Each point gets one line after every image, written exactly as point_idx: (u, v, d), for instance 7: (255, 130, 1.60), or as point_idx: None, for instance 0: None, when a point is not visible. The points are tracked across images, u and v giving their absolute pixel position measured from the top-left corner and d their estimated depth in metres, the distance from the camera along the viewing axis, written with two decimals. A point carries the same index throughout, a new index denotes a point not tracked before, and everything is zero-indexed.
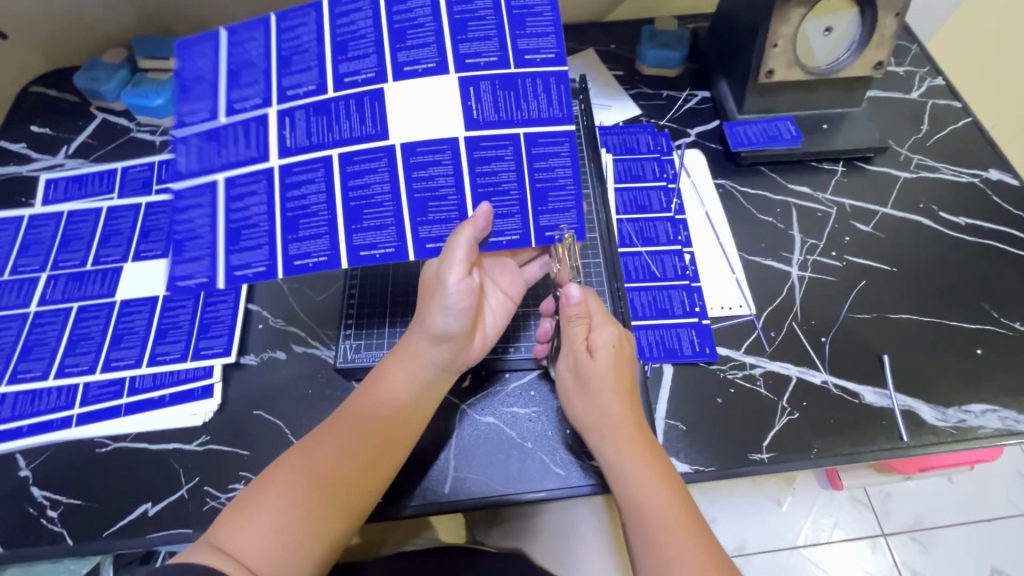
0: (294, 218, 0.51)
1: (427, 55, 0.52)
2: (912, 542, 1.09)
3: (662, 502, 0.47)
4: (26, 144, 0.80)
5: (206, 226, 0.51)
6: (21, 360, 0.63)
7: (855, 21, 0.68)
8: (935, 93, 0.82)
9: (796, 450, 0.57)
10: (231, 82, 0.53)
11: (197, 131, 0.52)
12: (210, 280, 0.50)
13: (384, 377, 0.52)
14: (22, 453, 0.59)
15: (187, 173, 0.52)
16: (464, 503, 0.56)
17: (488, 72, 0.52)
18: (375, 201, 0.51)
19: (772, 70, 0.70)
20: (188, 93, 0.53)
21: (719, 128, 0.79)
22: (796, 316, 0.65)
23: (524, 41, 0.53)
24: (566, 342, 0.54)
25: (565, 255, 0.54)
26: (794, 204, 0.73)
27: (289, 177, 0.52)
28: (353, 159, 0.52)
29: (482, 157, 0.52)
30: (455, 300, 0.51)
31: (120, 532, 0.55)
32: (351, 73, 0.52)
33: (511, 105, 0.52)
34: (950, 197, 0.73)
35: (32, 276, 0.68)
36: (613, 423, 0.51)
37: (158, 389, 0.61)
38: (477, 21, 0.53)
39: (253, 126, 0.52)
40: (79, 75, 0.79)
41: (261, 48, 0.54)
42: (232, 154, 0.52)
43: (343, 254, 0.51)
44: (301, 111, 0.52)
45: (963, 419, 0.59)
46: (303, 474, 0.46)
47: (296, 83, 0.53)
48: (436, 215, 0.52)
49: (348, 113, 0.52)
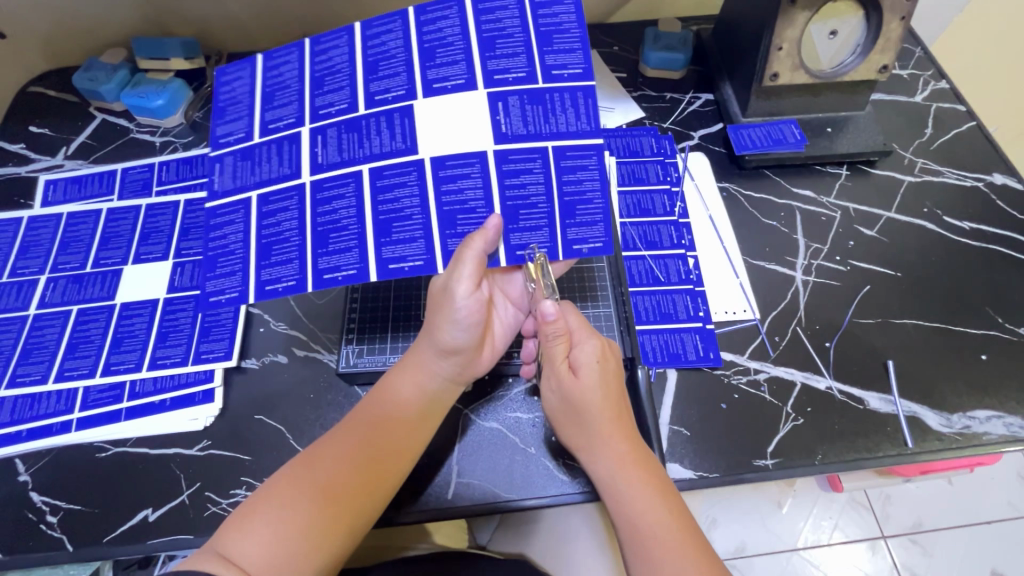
0: (325, 233, 0.51)
1: (457, 72, 0.52)
2: (912, 544, 1.09)
3: (659, 519, 0.47)
4: (25, 144, 0.79)
5: (237, 241, 0.52)
6: (20, 363, 0.62)
7: (861, 23, 0.67)
8: (939, 96, 0.82)
9: (800, 456, 0.57)
10: (265, 104, 0.55)
11: (232, 150, 0.54)
12: (242, 294, 0.51)
13: (390, 388, 0.52)
14: (21, 458, 0.58)
15: (224, 192, 0.53)
16: (467, 509, 0.56)
17: (516, 87, 0.52)
18: (405, 215, 0.51)
19: (777, 73, 0.70)
20: (226, 117, 0.55)
21: (722, 131, 0.79)
22: (800, 321, 0.65)
23: (551, 57, 0.52)
24: (548, 364, 0.53)
25: (542, 275, 0.52)
26: (798, 208, 0.73)
27: (321, 193, 0.52)
28: (383, 174, 0.51)
29: (511, 169, 0.51)
30: (464, 314, 0.50)
31: (119, 538, 0.54)
32: (381, 91, 0.53)
33: (539, 118, 0.52)
34: (955, 201, 0.73)
35: (32, 278, 0.68)
36: (604, 441, 0.51)
37: (158, 394, 0.60)
38: (505, 39, 0.53)
39: (286, 144, 0.53)
40: (78, 75, 0.78)
41: (295, 72, 0.55)
42: (265, 173, 0.53)
43: (372, 267, 0.50)
44: (332, 128, 0.53)
45: (968, 425, 0.59)
46: (307, 482, 0.46)
47: (328, 103, 0.54)
48: (464, 227, 0.51)
49: (378, 129, 0.52)
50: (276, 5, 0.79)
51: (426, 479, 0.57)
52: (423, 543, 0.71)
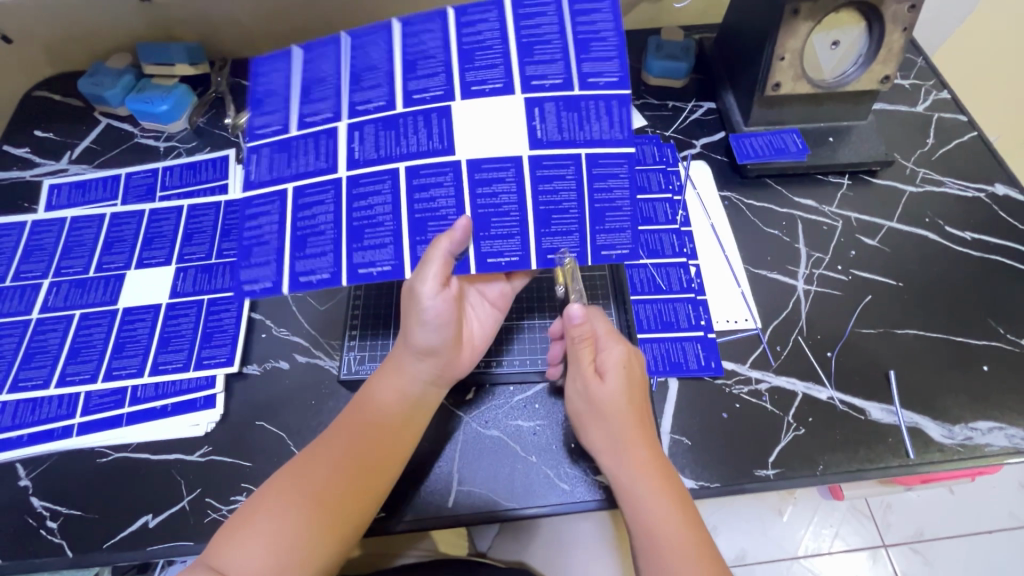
0: (360, 228, 0.51)
1: (494, 76, 0.52)
2: (913, 554, 1.09)
3: (672, 527, 0.47)
4: (30, 148, 0.80)
5: (272, 232, 0.52)
6: (22, 367, 0.62)
7: (862, 35, 0.68)
8: (941, 106, 0.82)
9: (802, 467, 0.57)
10: (303, 96, 0.54)
11: (269, 142, 0.54)
12: (275, 285, 0.51)
13: (371, 392, 0.52)
14: (21, 462, 0.58)
15: (259, 182, 0.53)
16: (468, 517, 0.55)
17: (552, 93, 0.52)
18: (440, 215, 0.51)
19: (779, 83, 0.70)
20: (263, 108, 0.54)
21: (724, 139, 0.79)
22: (801, 331, 0.65)
23: (588, 64, 0.52)
24: (574, 365, 0.54)
25: (569, 278, 0.54)
26: (800, 217, 0.73)
27: (356, 188, 0.52)
28: (420, 172, 0.51)
29: (544, 175, 0.51)
30: (433, 314, 0.50)
31: (119, 545, 0.54)
32: (419, 90, 0.52)
33: (574, 125, 0.52)
34: (956, 211, 0.73)
35: (35, 282, 0.68)
36: (625, 446, 0.51)
37: (160, 399, 0.61)
38: (542, 44, 0.53)
39: (323, 138, 0.53)
40: (83, 80, 0.79)
41: (333, 69, 0.55)
42: (303, 165, 0.53)
43: (408, 264, 0.50)
44: (370, 125, 0.53)
45: (970, 436, 0.59)
46: (299, 490, 0.46)
47: (366, 99, 0.53)
48: (498, 230, 0.51)
49: (416, 128, 0.52)
50: (282, 11, 0.79)
51: (426, 486, 0.57)
52: (421, 550, 0.71)
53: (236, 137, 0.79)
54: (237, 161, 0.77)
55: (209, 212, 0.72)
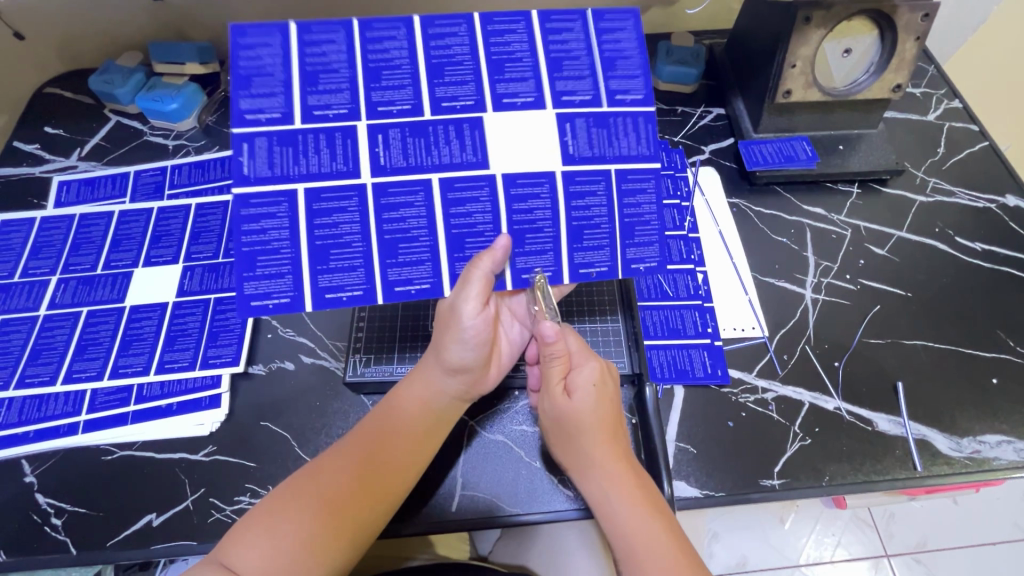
0: (393, 242, 0.50)
1: (525, 89, 0.52)
2: (915, 564, 1.08)
3: (648, 534, 0.47)
4: (40, 145, 0.80)
5: (282, 238, 0.49)
6: (28, 364, 0.63)
7: (875, 43, 0.68)
8: (952, 116, 0.81)
9: (807, 477, 0.57)
10: (307, 84, 0.49)
11: (265, 131, 0.48)
12: (295, 299, 0.49)
13: (397, 401, 0.53)
14: (27, 459, 0.58)
15: (258, 179, 0.48)
16: (471, 521, 0.55)
17: (582, 110, 0.52)
18: (477, 230, 0.52)
19: (790, 90, 0.70)
20: (253, 89, 0.48)
21: (733, 146, 0.79)
22: (809, 340, 0.65)
23: (615, 82, 0.53)
24: (545, 385, 0.54)
25: (544, 296, 0.53)
26: (809, 225, 0.73)
27: (385, 198, 0.50)
28: (454, 186, 0.51)
29: (577, 191, 0.52)
30: (471, 333, 0.51)
31: (123, 543, 0.54)
32: (448, 98, 0.51)
33: (603, 142, 0.53)
34: (966, 221, 0.73)
35: (43, 279, 0.68)
36: (597, 459, 0.51)
37: (165, 398, 0.60)
38: (572, 60, 0.53)
39: (339, 138, 0.49)
40: (94, 78, 0.79)
41: (344, 56, 0.50)
42: (314, 165, 0.49)
43: (445, 282, 0.51)
44: (395, 129, 0.50)
45: (978, 449, 0.58)
46: (317, 489, 0.46)
47: (388, 99, 0.50)
48: (533, 245, 0.53)
49: (447, 139, 0.51)
50: (292, 11, 0.79)
51: (430, 489, 0.57)
52: (421, 552, 0.71)
53: None
54: None
55: (216, 211, 0.72)
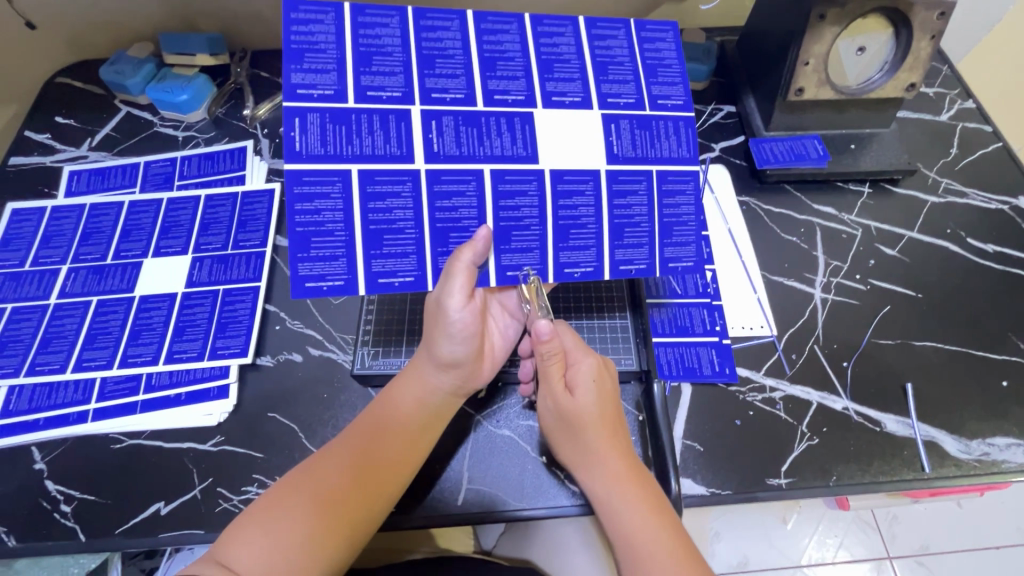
0: (445, 231, 0.51)
1: (573, 89, 0.53)
2: (918, 566, 1.08)
3: (652, 532, 0.47)
4: (51, 134, 0.80)
5: (335, 220, 0.48)
6: (39, 352, 0.63)
7: (890, 40, 0.67)
8: (966, 116, 0.81)
9: (814, 477, 0.57)
10: (360, 64, 0.49)
11: (317, 107, 0.47)
12: (348, 282, 0.49)
13: (390, 400, 0.53)
14: (37, 446, 0.59)
15: (312, 157, 0.47)
16: (477, 516, 0.55)
17: (626, 112, 0.54)
18: (524, 224, 0.52)
19: (802, 88, 0.69)
20: (305, 63, 0.48)
21: (744, 144, 0.78)
22: (818, 340, 0.64)
23: (657, 87, 0.55)
24: (544, 383, 0.54)
25: (536, 296, 0.53)
26: (819, 224, 0.72)
27: (437, 185, 0.50)
28: (505, 178, 0.51)
29: (620, 190, 0.54)
30: (459, 327, 0.51)
31: (131, 530, 0.55)
32: (501, 91, 0.52)
33: (646, 143, 0.54)
34: (978, 223, 0.72)
35: (53, 268, 0.69)
36: (599, 455, 0.51)
37: (174, 387, 0.61)
38: (616, 66, 0.55)
39: (393, 120, 0.49)
40: (105, 68, 0.79)
41: (398, 40, 0.50)
42: (367, 146, 0.48)
43: (492, 273, 0.52)
44: (449, 117, 0.50)
45: (987, 452, 0.58)
46: (311, 487, 0.47)
47: (442, 87, 0.50)
48: (576, 241, 0.53)
49: (499, 131, 0.51)
50: None
51: (436, 484, 0.57)
52: (422, 546, 0.71)
53: (253, 128, 0.79)
54: (255, 152, 0.77)
55: (226, 202, 0.73)
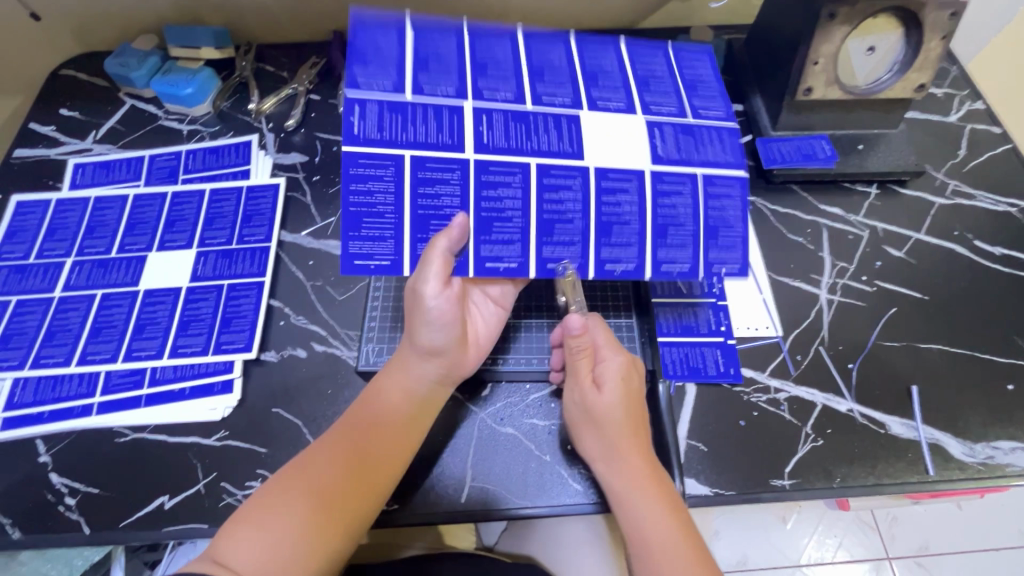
0: (489, 219, 0.51)
1: (564, 93, 0.54)
2: (917, 567, 1.08)
3: (665, 531, 0.47)
4: (55, 127, 0.80)
5: (386, 202, 0.49)
6: (43, 345, 0.63)
7: (900, 40, 0.66)
8: (974, 117, 0.80)
9: (818, 479, 0.57)
10: (419, 66, 0.52)
11: (377, 99, 0.50)
12: (394, 263, 0.50)
13: (376, 393, 0.53)
14: (41, 439, 0.59)
15: (369, 141, 0.49)
16: (481, 514, 0.55)
17: (669, 120, 0.55)
18: (567, 217, 0.52)
19: (811, 88, 0.69)
20: (369, 64, 0.51)
21: (751, 143, 0.77)
22: (823, 341, 0.64)
23: (650, 96, 0.56)
24: (572, 376, 0.54)
25: (573, 289, 0.54)
26: (825, 225, 0.72)
27: (486, 175, 0.51)
28: (551, 172, 0.52)
29: (609, 187, 0.53)
30: (437, 315, 0.51)
31: (135, 524, 0.55)
32: (489, 90, 0.53)
33: (690, 147, 0.55)
34: (985, 225, 0.72)
35: (58, 261, 0.69)
36: (621, 452, 0.51)
37: (179, 381, 0.61)
38: (606, 77, 0.56)
39: (446, 113, 0.51)
40: (110, 61, 0.79)
41: (454, 50, 0.54)
42: (423, 135, 0.50)
43: (532, 264, 0.52)
44: (499, 113, 0.52)
45: (991, 455, 0.58)
46: (304, 484, 0.47)
47: (492, 88, 0.53)
48: (619, 237, 0.53)
49: (546, 128, 0.53)
50: None
51: (436, 477, 0.57)
52: (423, 542, 0.71)
53: (258, 122, 0.79)
54: (261, 146, 0.77)
55: (231, 196, 0.72)
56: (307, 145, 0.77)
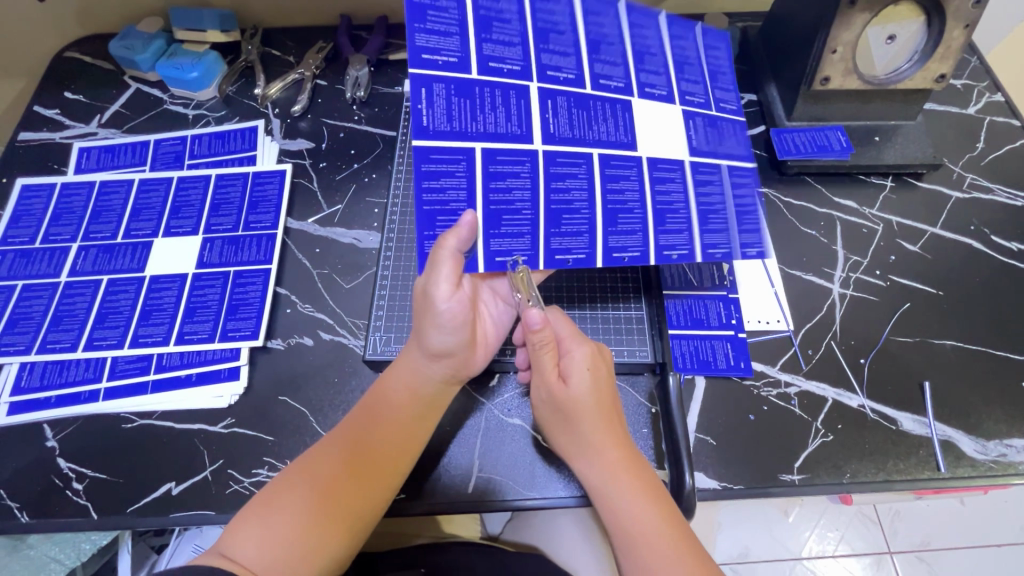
0: (558, 212, 0.52)
1: (617, 74, 0.55)
2: (918, 562, 1.08)
3: (651, 521, 0.47)
4: (59, 110, 0.79)
5: (459, 198, 0.49)
6: (49, 330, 0.63)
7: (921, 29, 0.65)
8: (994, 110, 0.78)
9: (828, 474, 0.56)
10: (481, 31, 0.50)
11: (444, 78, 0.48)
12: (469, 260, 0.49)
13: (382, 393, 0.53)
14: (49, 423, 0.59)
15: (439, 132, 0.47)
16: (487, 505, 0.55)
17: (699, 110, 0.58)
18: (627, 207, 0.54)
19: (828, 77, 0.67)
20: (429, 25, 0.48)
21: (764, 134, 0.76)
22: (835, 336, 0.63)
23: (684, 83, 0.58)
24: (537, 373, 0.53)
25: (526, 285, 0.51)
26: (839, 218, 0.71)
27: (553, 166, 0.52)
28: (611, 163, 0.53)
29: (659, 176, 0.55)
30: (448, 318, 0.51)
31: (142, 510, 0.55)
32: (553, 67, 0.52)
33: (716, 140, 0.58)
34: (1002, 220, 0.70)
35: (63, 246, 0.68)
36: (594, 446, 0.51)
37: (185, 368, 0.61)
38: (650, 55, 0.57)
39: (513, 96, 0.50)
40: (115, 43, 0.78)
41: (514, 8, 0.52)
42: (493, 123, 0.49)
43: (599, 254, 0.53)
44: (563, 97, 0.52)
45: (1004, 453, 0.57)
46: (309, 480, 0.47)
47: (555, 64, 0.52)
48: (672, 225, 0.55)
49: (604, 116, 0.54)
50: None
51: (443, 467, 0.57)
52: (426, 531, 0.71)
53: (265, 108, 0.78)
54: (266, 132, 0.76)
55: (237, 182, 0.72)
56: (313, 131, 0.76)
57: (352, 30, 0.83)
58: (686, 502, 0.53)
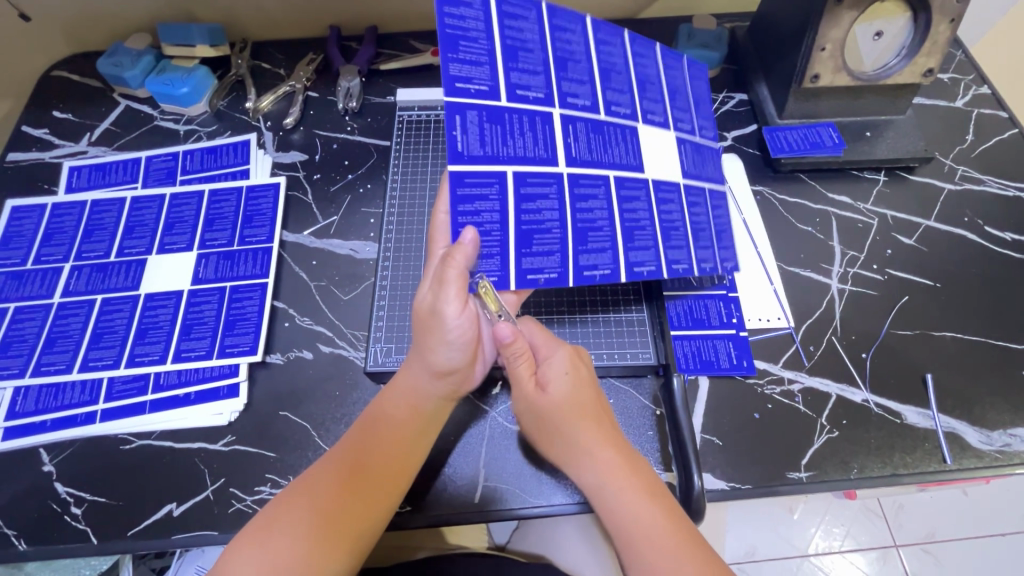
0: (584, 230, 0.52)
1: (625, 101, 0.57)
2: (924, 554, 1.08)
3: (655, 521, 0.47)
4: (48, 129, 0.78)
5: (493, 221, 0.49)
6: (44, 352, 0.62)
7: (908, 24, 0.65)
8: (982, 102, 0.79)
9: (835, 470, 0.56)
10: (509, 60, 0.50)
11: (476, 105, 0.48)
12: (501, 279, 0.49)
13: (381, 411, 0.52)
14: (45, 448, 0.58)
15: (473, 157, 0.47)
16: (494, 516, 0.54)
17: (687, 136, 0.61)
18: (642, 225, 0.55)
19: (818, 75, 0.67)
20: (460, 54, 0.48)
21: (757, 132, 0.77)
22: (836, 331, 0.64)
23: (678, 111, 0.61)
24: (520, 384, 0.52)
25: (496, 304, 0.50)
26: (834, 213, 0.71)
27: (577, 188, 0.53)
28: (625, 184, 0.55)
29: (663, 197, 0.57)
30: (455, 334, 0.50)
31: (143, 532, 0.54)
32: (572, 94, 0.53)
33: (700, 163, 0.61)
34: (995, 210, 0.71)
35: (56, 266, 0.67)
36: (591, 449, 0.50)
37: (183, 387, 0.60)
38: (651, 84, 0.60)
39: (539, 122, 0.51)
40: (103, 61, 0.77)
41: (537, 36, 0.52)
42: (523, 148, 0.50)
43: (622, 270, 0.54)
44: (582, 123, 0.54)
45: (1008, 443, 0.57)
46: (309, 502, 0.46)
47: (573, 92, 0.54)
48: (676, 240, 0.57)
49: (618, 141, 0.56)
50: None
51: (447, 479, 0.56)
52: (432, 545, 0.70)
53: (257, 121, 0.78)
54: (259, 146, 0.76)
55: (231, 197, 0.71)
56: (307, 144, 0.76)
57: (341, 41, 0.84)
58: (697, 503, 0.52)
